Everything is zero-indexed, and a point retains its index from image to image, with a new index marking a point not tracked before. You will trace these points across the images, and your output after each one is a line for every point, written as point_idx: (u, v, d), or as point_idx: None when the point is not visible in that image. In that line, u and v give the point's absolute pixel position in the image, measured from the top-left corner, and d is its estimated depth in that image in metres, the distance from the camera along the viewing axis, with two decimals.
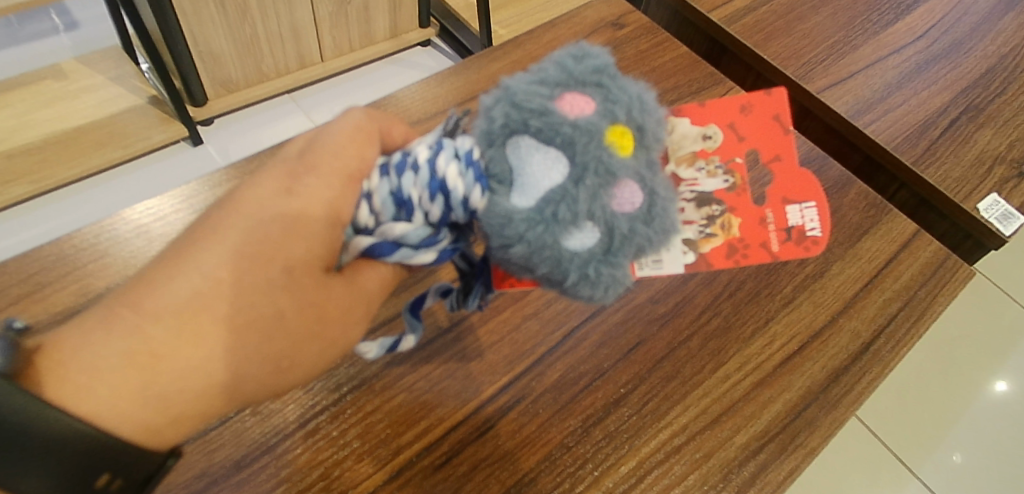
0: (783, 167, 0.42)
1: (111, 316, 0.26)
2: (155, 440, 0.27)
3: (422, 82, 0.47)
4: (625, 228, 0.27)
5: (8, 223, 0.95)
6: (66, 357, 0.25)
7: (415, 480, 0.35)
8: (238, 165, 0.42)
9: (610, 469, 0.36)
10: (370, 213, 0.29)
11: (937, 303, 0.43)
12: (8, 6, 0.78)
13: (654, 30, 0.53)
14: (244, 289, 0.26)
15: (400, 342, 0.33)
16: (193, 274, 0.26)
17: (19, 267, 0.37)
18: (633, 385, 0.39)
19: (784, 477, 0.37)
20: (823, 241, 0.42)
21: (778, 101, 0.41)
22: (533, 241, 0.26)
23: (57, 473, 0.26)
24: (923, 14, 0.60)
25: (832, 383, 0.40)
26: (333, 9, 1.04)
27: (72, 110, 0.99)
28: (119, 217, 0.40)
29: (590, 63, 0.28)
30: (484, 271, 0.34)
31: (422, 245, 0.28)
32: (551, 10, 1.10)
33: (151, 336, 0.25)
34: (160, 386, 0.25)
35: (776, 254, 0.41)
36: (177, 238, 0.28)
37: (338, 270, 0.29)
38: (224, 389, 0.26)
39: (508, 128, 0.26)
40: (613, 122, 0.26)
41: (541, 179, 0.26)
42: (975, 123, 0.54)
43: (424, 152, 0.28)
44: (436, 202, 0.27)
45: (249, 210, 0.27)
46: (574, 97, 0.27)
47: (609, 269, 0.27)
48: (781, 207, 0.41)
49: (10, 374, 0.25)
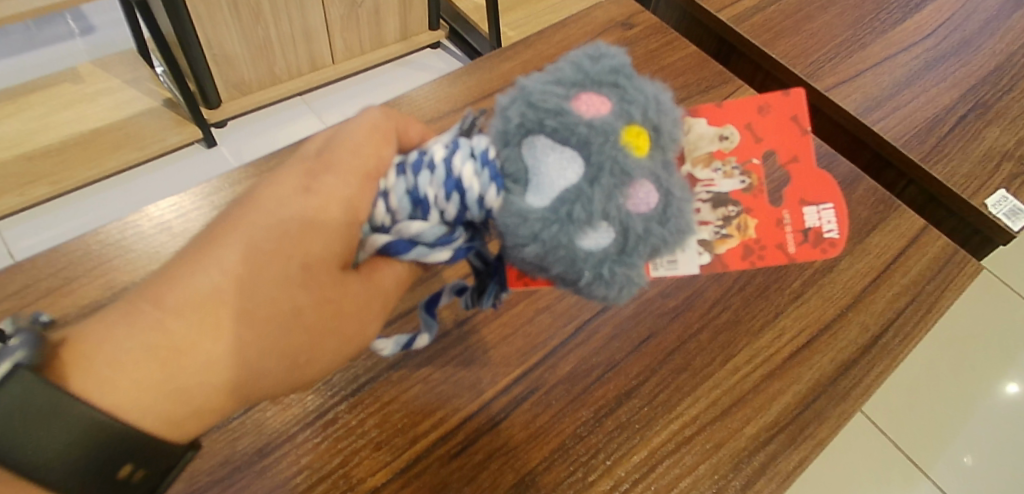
0: (800, 167, 0.42)
1: (132, 309, 0.26)
2: (176, 433, 0.27)
3: (435, 81, 0.48)
4: (640, 228, 0.27)
5: (27, 223, 0.97)
6: (89, 350, 0.25)
7: (432, 467, 0.36)
8: (257, 162, 0.43)
9: (622, 459, 0.37)
10: (387, 212, 0.30)
11: (946, 297, 0.44)
12: (28, 11, 0.79)
13: (663, 30, 0.54)
14: (262, 284, 0.27)
15: (415, 340, 0.35)
16: (213, 269, 0.27)
17: (47, 262, 0.38)
18: (644, 377, 0.39)
19: (795, 466, 0.38)
20: (842, 244, 0.42)
21: (796, 103, 0.40)
22: (547, 240, 0.26)
23: (75, 462, 0.25)
24: (931, 12, 0.60)
25: (841, 376, 0.40)
26: (345, 12, 1.05)
27: (89, 113, 1.01)
28: (143, 213, 0.41)
29: (607, 63, 0.29)
30: (498, 271, 0.34)
31: (437, 244, 0.29)
32: (560, 12, 1.11)
33: (172, 330, 0.26)
34: (180, 379, 0.26)
35: (793, 255, 0.40)
36: (198, 234, 0.29)
37: (355, 267, 0.30)
38: (241, 382, 0.27)
39: (524, 127, 0.27)
40: (629, 122, 0.27)
41: (556, 179, 0.27)
42: (983, 120, 0.55)
43: (440, 151, 0.29)
44: (452, 200, 0.28)
45: (269, 207, 0.28)
46: (590, 98, 0.27)
47: (624, 269, 0.28)
48: (797, 208, 0.42)
49: (36, 366, 0.24)
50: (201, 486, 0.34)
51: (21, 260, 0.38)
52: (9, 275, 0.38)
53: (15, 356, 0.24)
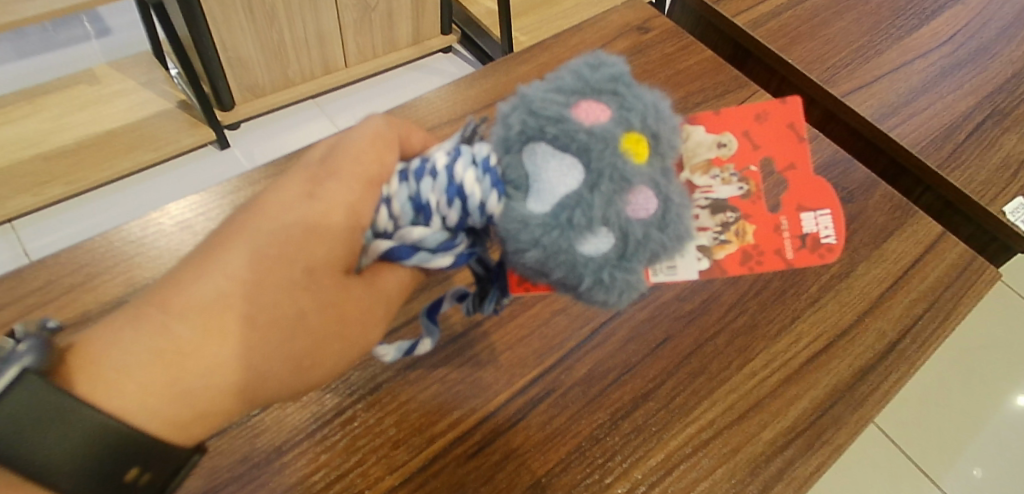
0: (797, 175, 0.45)
1: (138, 314, 0.26)
2: (182, 437, 0.27)
3: (452, 83, 0.48)
4: (639, 233, 0.27)
5: (43, 222, 0.98)
6: (96, 354, 0.25)
7: (449, 467, 0.36)
8: (276, 162, 0.43)
9: (638, 461, 0.37)
10: (389, 218, 0.29)
11: (964, 304, 0.43)
12: (49, 12, 0.80)
13: (678, 35, 0.54)
14: (266, 289, 0.26)
15: (416, 346, 0.34)
16: (217, 274, 0.26)
17: (70, 258, 0.39)
18: (660, 380, 0.39)
19: (812, 473, 0.37)
20: (838, 250, 0.44)
21: (793, 110, 0.44)
22: (548, 245, 0.26)
23: (83, 465, 0.25)
24: (948, 19, 0.60)
25: (858, 382, 0.40)
26: (358, 16, 1.06)
27: (104, 114, 1.02)
28: (163, 212, 0.42)
29: (606, 71, 0.29)
30: (499, 277, 0.35)
31: (439, 249, 0.28)
32: (572, 17, 1.11)
33: (177, 334, 0.26)
34: (186, 383, 0.26)
35: (790, 260, 0.43)
36: (202, 241, 0.29)
37: (358, 272, 0.29)
38: (244, 389, 0.26)
39: (524, 135, 0.27)
40: (628, 129, 0.27)
41: (556, 185, 0.27)
42: (1001, 127, 0.54)
43: (442, 158, 0.29)
44: (454, 207, 0.28)
45: (273, 213, 0.28)
46: (589, 105, 0.28)
47: (623, 274, 0.28)
48: (795, 215, 0.44)
49: (44, 372, 0.24)
50: (221, 482, 0.34)
51: (43, 256, 0.39)
52: (33, 272, 0.38)
53: (21, 362, 0.24)
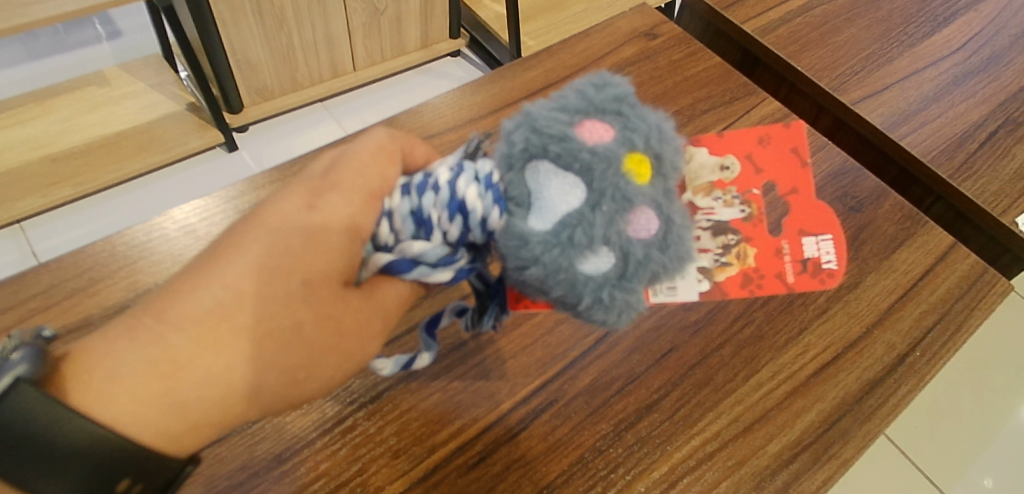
0: (799, 198, 0.46)
1: (135, 324, 0.26)
2: (174, 448, 0.26)
3: (458, 89, 0.48)
4: (641, 254, 0.27)
5: (53, 222, 0.99)
6: (89, 365, 0.25)
7: (449, 478, 0.36)
8: (280, 167, 0.43)
9: (641, 474, 0.36)
10: (390, 231, 0.29)
11: (975, 316, 0.43)
12: (59, 14, 0.81)
13: (687, 41, 0.53)
14: (266, 299, 0.26)
15: (414, 360, 0.35)
16: (215, 284, 0.26)
17: (76, 262, 0.39)
18: (665, 391, 0.39)
19: (820, 485, 0.37)
20: (839, 275, 0.44)
21: (795, 135, 0.48)
22: (549, 263, 0.26)
23: (76, 475, 0.25)
24: (960, 27, 0.59)
25: (866, 395, 0.40)
26: (367, 19, 1.06)
27: (114, 115, 1.03)
28: (168, 217, 0.42)
29: (610, 92, 0.29)
30: (499, 293, 0.34)
31: (439, 263, 0.28)
32: (581, 21, 1.11)
33: (172, 343, 0.25)
34: (180, 394, 0.25)
35: (791, 285, 0.43)
36: (201, 252, 0.28)
37: (358, 284, 0.29)
38: (240, 399, 0.26)
39: (527, 152, 0.27)
40: (631, 150, 0.27)
41: (558, 203, 0.27)
42: (1013, 137, 0.53)
43: (444, 173, 0.28)
44: (455, 222, 0.28)
45: (274, 222, 0.28)
46: (592, 125, 0.27)
47: (623, 294, 0.27)
48: (797, 238, 0.45)
49: (37, 381, 0.24)
50: (219, 489, 0.34)
51: (47, 260, 0.39)
52: (36, 275, 0.38)
53: (15, 371, 0.24)
